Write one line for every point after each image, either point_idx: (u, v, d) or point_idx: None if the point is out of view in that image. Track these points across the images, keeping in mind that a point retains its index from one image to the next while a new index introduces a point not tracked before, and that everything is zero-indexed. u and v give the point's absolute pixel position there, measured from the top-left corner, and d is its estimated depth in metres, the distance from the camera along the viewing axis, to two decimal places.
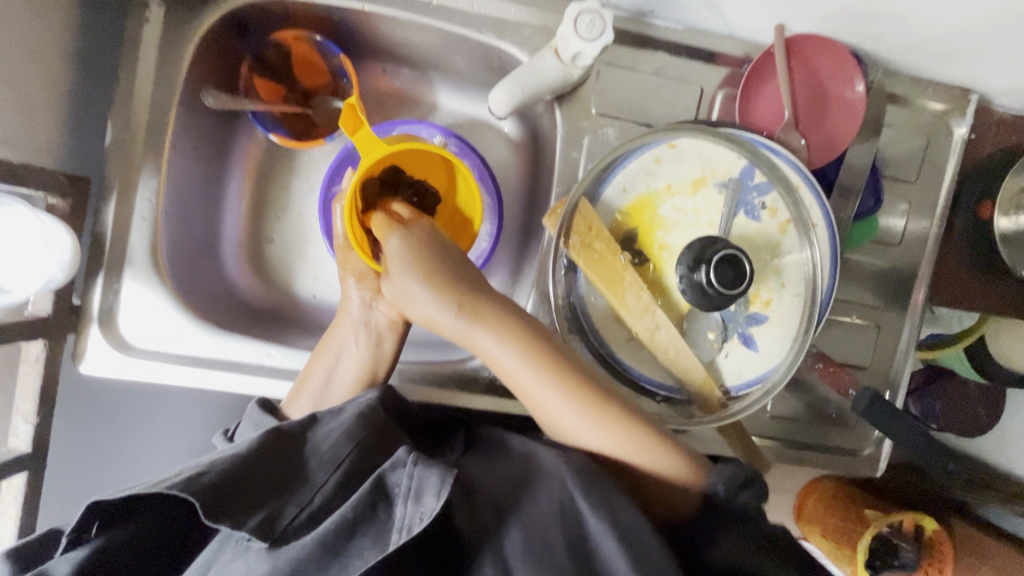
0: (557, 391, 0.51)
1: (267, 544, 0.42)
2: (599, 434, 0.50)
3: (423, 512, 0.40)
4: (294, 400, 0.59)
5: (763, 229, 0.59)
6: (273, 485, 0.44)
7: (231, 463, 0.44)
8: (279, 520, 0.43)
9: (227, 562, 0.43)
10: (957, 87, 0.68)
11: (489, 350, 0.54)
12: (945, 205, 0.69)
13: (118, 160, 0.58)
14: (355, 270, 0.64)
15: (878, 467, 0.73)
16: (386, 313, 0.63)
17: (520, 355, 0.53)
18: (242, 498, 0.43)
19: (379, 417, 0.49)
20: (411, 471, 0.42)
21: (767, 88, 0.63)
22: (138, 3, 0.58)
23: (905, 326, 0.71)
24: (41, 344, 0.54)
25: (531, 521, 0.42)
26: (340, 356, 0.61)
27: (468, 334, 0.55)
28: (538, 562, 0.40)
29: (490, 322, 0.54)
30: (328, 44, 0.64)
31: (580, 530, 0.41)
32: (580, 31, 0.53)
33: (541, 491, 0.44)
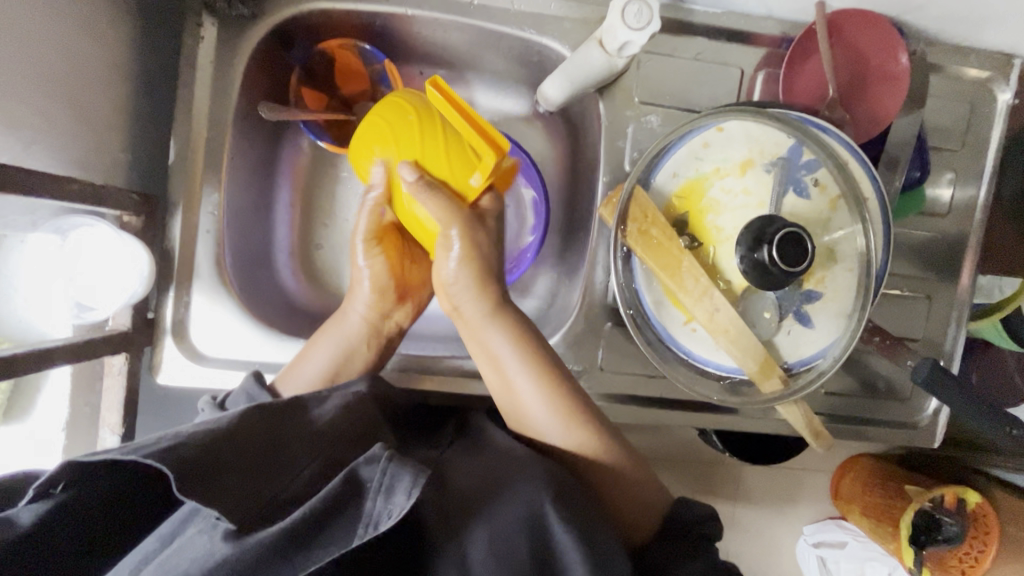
0: (548, 406, 0.55)
1: (235, 528, 0.40)
2: (575, 450, 0.55)
3: (393, 510, 0.39)
4: (288, 382, 0.59)
5: (814, 207, 0.59)
6: (252, 467, 0.42)
7: (209, 437, 0.42)
8: (258, 500, 0.41)
9: (187, 540, 0.40)
10: (998, 53, 0.68)
11: (498, 361, 0.57)
12: (990, 172, 0.69)
13: (181, 177, 0.60)
14: (378, 277, 0.63)
15: (935, 437, 0.73)
16: (398, 323, 0.65)
17: (528, 372, 0.56)
18: (215, 476, 0.40)
19: (359, 412, 0.51)
20: (386, 467, 0.41)
21: (810, 66, 0.64)
22: (192, 22, 0.59)
23: (954, 295, 0.71)
24: (123, 357, 0.57)
25: (497, 526, 0.44)
26: (348, 357, 0.61)
27: (484, 330, 0.58)
28: (498, 558, 0.42)
29: (503, 326, 0.58)
30: (374, 51, 0.66)
31: (545, 538, 0.44)
32: (629, 22, 0.54)
33: (518, 496, 0.46)
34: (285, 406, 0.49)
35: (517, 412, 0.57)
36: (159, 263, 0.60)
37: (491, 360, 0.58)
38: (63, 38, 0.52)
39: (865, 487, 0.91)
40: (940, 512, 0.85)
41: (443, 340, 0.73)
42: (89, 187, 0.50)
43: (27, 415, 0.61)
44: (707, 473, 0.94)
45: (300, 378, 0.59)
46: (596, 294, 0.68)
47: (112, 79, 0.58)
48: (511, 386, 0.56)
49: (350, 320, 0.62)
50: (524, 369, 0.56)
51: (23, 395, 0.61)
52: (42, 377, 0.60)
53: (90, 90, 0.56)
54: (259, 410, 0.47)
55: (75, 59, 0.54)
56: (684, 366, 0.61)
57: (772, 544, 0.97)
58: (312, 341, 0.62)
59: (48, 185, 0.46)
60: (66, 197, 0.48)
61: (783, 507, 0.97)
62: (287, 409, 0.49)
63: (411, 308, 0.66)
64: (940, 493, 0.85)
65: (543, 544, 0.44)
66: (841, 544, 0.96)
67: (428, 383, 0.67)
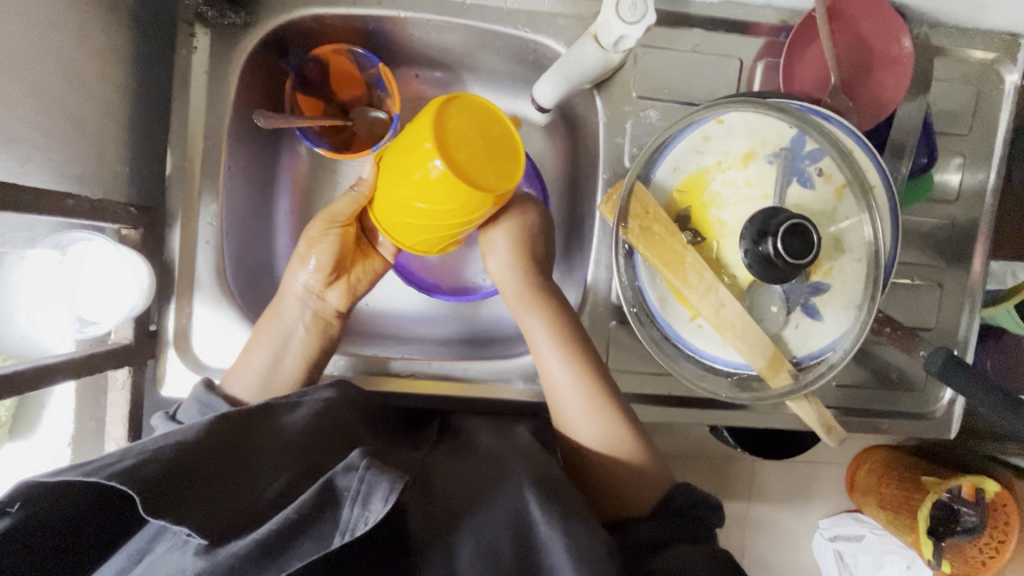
0: (577, 385, 0.59)
1: (207, 542, 0.39)
2: (595, 428, 0.59)
3: (369, 517, 0.39)
4: (236, 381, 0.58)
5: (819, 197, 0.58)
6: (220, 481, 0.42)
7: (178, 451, 0.42)
8: (230, 512, 0.41)
9: (160, 558, 0.40)
10: (1005, 33, 0.66)
11: (535, 343, 0.61)
12: (999, 155, 0.68)
13: (179, 189, 0.60)
14: (316, 253, 0.62)
15: (950, 427, 0.72)
16: (332, 302, 0.63)
17: (562, 353, 0.60)
18: (188, 493, 0.40)
19: (329, 417, 0.52)
20: (363, 475, 0.40)
21: (811, 53, 0.62)
22: (185, 33, 0.59)
23: (966, 282, 0.70)
24: (126, 371, 0.57)
25: (481, 528, 0.44)
26: (288, 342, 0.60)
27: (523, 315, 0.63)
28: (484, 567, 0.42)
29: (544, 315, 0.62)
30: (367, 55, 0.64)
31: (529, 539, 0.44)
32: (623, 14, 0.53)
33: (501, 499, 0.47)
34: (255, 413, 0.49)
35: (552, 396, 0.61)
36: (160, 275, 0.60)
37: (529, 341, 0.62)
38: (56, 54, 0.52)
39: (881, 481, 0.90)
40: (956, 502, 0.85)
41: (445, 342, 0.73)
42: (87, 202, 0.50)
43: (32, 431, 0.61)
44: (717, 469, 0.92)
45: (245, 376, 0.59)
46: (599, 292, 0.68)
47: (107, 94, 0.58)
48: (548, 376, 0.61)
49: (287, 301, 0.61)
50: (564, 363, 0.60)
51: (28, 412, 0.61)
52: (47, 393, 0.61)
53: (85, 105, 0.56)
54: (227, 418, 0.47)
55: (69, 74, 0.54)
56: (691, 363, 0.60)
57: (787, 539, 0.96)
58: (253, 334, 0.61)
59: (45, 202, 0.46)
60: (62, 213, 0.48)
61: (796, 502, 0.96)
62: (257, 417, 0.48)
63: (347, 285, 0.64)
64: (958, 484, 0.84)
65: (530, 542, 0.44)
66: (858, 537, 0.94)
67: (432, 386, 0.66)
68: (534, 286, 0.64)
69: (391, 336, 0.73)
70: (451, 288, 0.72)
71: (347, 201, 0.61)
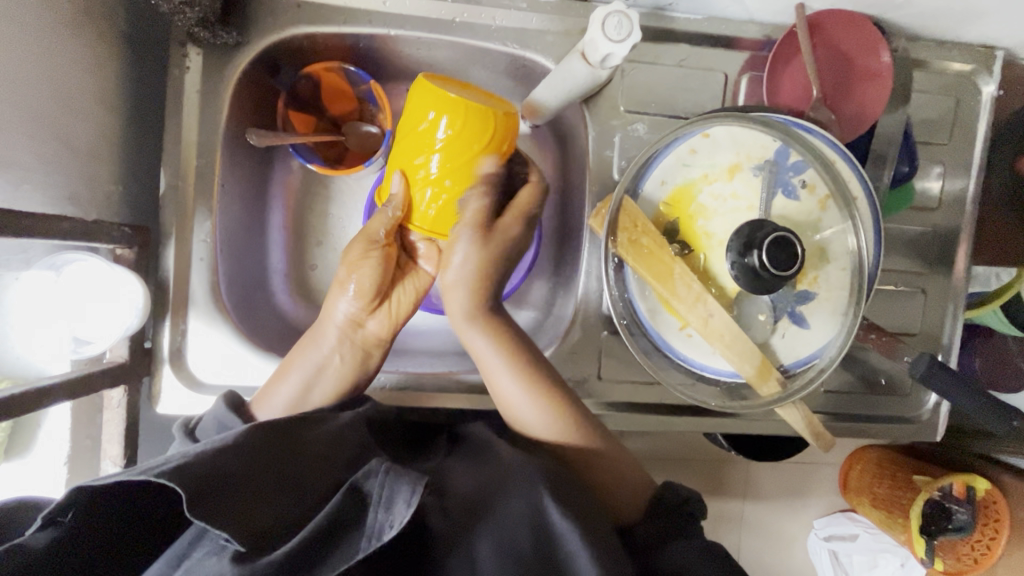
0: (524, 391, 0.59)
1: (242, 548, 0.39)
2: (545, 426, 0.58)
3: (394, 520, 0.39)
4: (265, 404, 0.57)
5: (803, 207, 0.59)
6: (260, 485, 0.42)
7: (217, 454, 0.43)
8: (260, 522, 0.40)
9: (197, 561, 0.39)
10: (981, 46, 0.68)
11: (465, 333, 0.62)
12: (978, 164, 0.70)
13: (173, 207, 0.60)
14: (355, 263, 0.60)
15: (937, 429, 0.74)
16: (374, 330, 0.61)
17: (500, 355, 0.60)
18: (228, 496, 0.40)
19: (351, 431, 0.51)
20: (384, 480, 0.41)
21: (793, 67, 0.64)
22: (177, 53, 0.59)
23: (950, 288, 0.72)
24: (121, 389, 0.58)
25: (503, 527, 0.45)
26: (321, 371, 0.59)
27: (466, 332, 0.62)
28: (502, 562, 0.43)
29: (484, 327, 0.61)
30: (358, 72, 0.65)
31: (546, 531, 0.44)
32: (609, 33, 0.54)
33: (516, 493, 0.47)
34: (286, 425, 0.49)
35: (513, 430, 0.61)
36: (155, 293, 0.61)
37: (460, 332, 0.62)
38: (49, 78, 0.53)
39: (876, 479, 0.91)
40: (949, 501, 0.86)
41: (441, 354, 0.73)
42: (80, 224, 0.50)
43: (27, 452, 0.61)
44: (711, 474, 0.93)
45: (278, 404, 0.57)
46: (591, 303, 0.69)
47: (99, 115, 0.59)
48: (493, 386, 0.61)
49: (324, 329, 0.60)
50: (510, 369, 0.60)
51: (23, 432, 0.61)
52: (42, 413, 0.61)
53: (77, 127, 0.57)
54: (263, 427, 0.47)
55: (62, 96, 0.54)
56: (682, 372, 0.61)
57: (781, 540, 0.97)
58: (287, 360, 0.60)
59: (40, 225, 0.46)
60: (57, 235, 0.48)
61: (789, 503, 0.97)
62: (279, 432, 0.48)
63: (389, 315, 0.62)
64: (949, 483, 0.85)
65: (545, 538, 0.44)
66: (853, 536, 0.95)
67: (429, 397, 0.67)
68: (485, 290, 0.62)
69: (386, 350, 0.73)
70: None
71: (384, 223, 0.59)
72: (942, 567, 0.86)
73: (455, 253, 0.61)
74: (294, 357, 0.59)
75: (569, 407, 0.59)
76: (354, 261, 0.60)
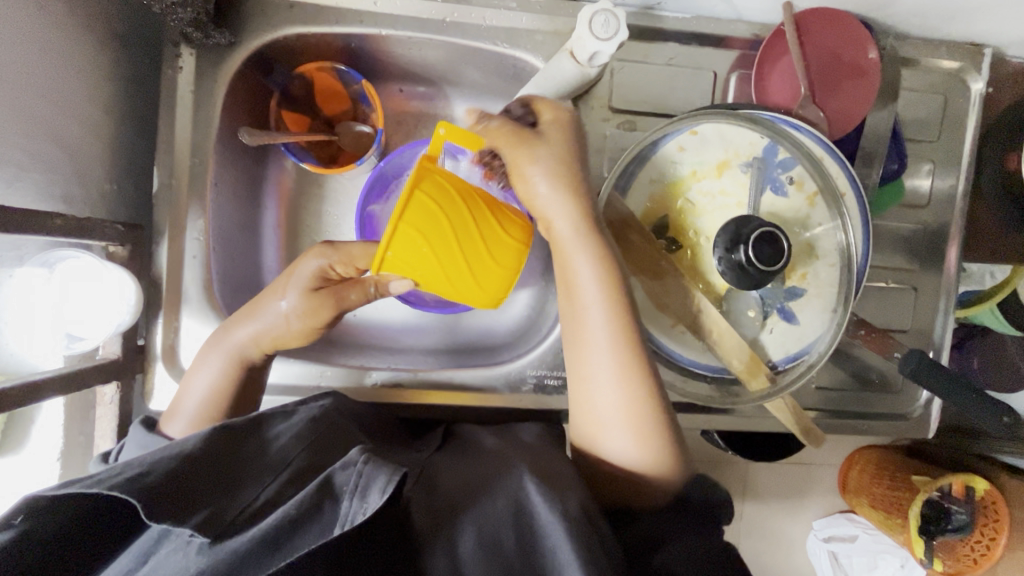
0: (625, 394, 0.53)
1: (209, 539, 0.39)
2: (634, 442, 0.53)
3: (367, 508, 0.39)
4: (176, 420, 0.57)
5: (791, 204, 0.59)
6: (217, 483, 0.43)
7: (177, 460, 0.43)
8: (227, 513, 0.41)
9: (163, 559, 0.40)
10: (969, 43, 0.69)
11: (579, 283, 0.54)
12: (969, 161, 0.70)
13: (166, 205, 0.61)
14: (316, 318, 0.58)
15: (929, 427, 0.74)
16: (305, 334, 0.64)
17: (611, 331, 0.54)
18: (186, 498, 0.41)
19: (327, 419, 0.53)
20: (361, 469, 0.42)
21: (781, 65, 0.64)
22: (171, 53, 0.60)
23: (942, 285, 0.72)
24: (114, 385, 0.58)
25: (483, 517, 0.45)
26: (240, 373, 0.59)
27: (570, 257, 0.55)
28: (485, 559, 0.43)
29: (595, 258, 0.54)
30: (350, 72, 0.66)
31: (529, 526, 0.45)
32: (596, 32, 0.55)
33: (501, 491, 0.47)
34: (247, 424, 0.49)
35: (581, 380, 0.55)
36: (148, 290, 0.61)
37: (569, 277, 0.55)
38: (43, 77, 0.53)
39: (875, 479, 0.91)
40: (948, 501, 0.85)
41: (434, 353, 0.74)
42: (74, 221, 0.51)
43: (21, 447, 0.62)
44: (707, 474, 0.93)
45: (187, 415, 0.57)
46: None
47: (94, 114, 0.60)
48: (581, 324, 0.55)
49: (236, 337, 0.58)
50: (607, 314, 0.54)
51: (17, 428, 0.62)
52: (36, 409, 0.62)
53: (72, 126, 0.57)
54: (225, 427, 0.47)
55: (57, 96, 0.55)
56: (671, 368, 0.62)
57: (777, 539, 0.97)
58: (196, 362, 0.59)
59: (33, 222, 0.47)
60: (49, 231, 0.49)
61: (785, 502, 0.97)
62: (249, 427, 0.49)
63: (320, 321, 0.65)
64: (948, 483, 0.84)
65: (529, 531, 0.45)
66: (852, 537, 0.95)
67: (421, 394, 0.67)
68: (588, 221, 0.54)
69: (379, 348, 0.74)
70: (436, 299, 0.72)
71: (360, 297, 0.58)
72: (942, 568, 0.85)
73: (541, 181, 0.55)
74: (200, 370, 0.58)
75: (664, 430, 0.54)
76: (314, 308, 0.58)
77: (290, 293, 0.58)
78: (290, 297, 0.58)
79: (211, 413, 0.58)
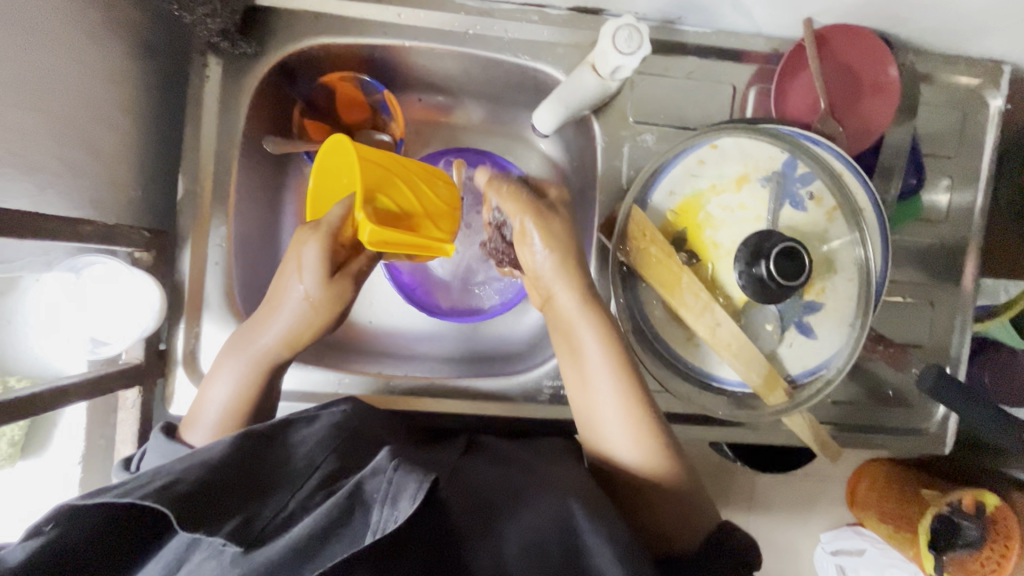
0: (623, 401, 0.54)
1: (242, 549, 0.40)
2: (633, 441, 0.53)
3: (397, 516, 0.40)
4: (196, 424, 0.56)
5: (811, 219, 0.59)
6: (247, 492, 0.43)
7: (205, 469, 0.43)
8: (258, 525, 0.41)
9: (197, 566, 0.40)
10: (988, 60, 0.69)
11: (583, 353, 0.56)
12: (986, 177, 0.70)
13: (190, 211, 0.62)
14: (334, 296, 0.57)
15: (945, 444, 0.73)
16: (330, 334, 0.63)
17: (615, 377, 0.54)
18: (216, 509, 0.41)
19: (351, 423, 0.54)
20: (391, 477, 0.42)
21: (800, 80, 0.65)
22: (198, 62, 0.61)
23: (959, 301, 0.71)
24: (136, 390, 0.59)
25: (526, 527, 0.45)
26: (262, 381, 0.58)
27: (575, 322, 0.57)
28: (529, 565, 0.43)
29: (593, 320, 0.56)
30: (373, 82, 0.68)
31: (575, 539, 0.44)
32: (619, 47, 0.55)
33: (540, 505, 0.47)
34: (274, 432, 0.49)
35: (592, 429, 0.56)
36: (170, 296, 0.62)
37: (574, 349, 0.57)
38: (74, 86, 0.54)
39: (884, 493, 0.91)
40: (957, 515, 0.83)
41: (450, 361, 0.74)
42: (101, 227, 0.52)
43: (41, 450, 0.62)
44: (719, 486, 0.93)
45: (207, 425, 0.56)
46: None
47: (123, 122, 0.61)
48: (587, 378, 0.56)
49: (259, 344, 0.57)
50: (609, 368, 0.55)
51: (38, 430, 0.63)
52: (57, 412, 0.62)
53: (100, 133, 0.58)
54: (247, 437, 0.48)
55: (87, 104, 0.56)
56: (691, 382, 0.61)
57: (788, 553, 0.96)
58: (214, 371, 0.58)
59: (63, 228, 0.48)
60: (79, 237, 0.49)
61: (796, 517, 0.96)
62: (275, 433, 0.49)
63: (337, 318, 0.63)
64: (957, 496, 0.83)
65: (575, 544, 0.44)
66: (859, 551, 0.93)
67: (438, 404, 0.67)
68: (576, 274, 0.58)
69: (396, 355, 0.74)
70: (450, 306, 0.74)
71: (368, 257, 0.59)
72: None
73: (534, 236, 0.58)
74: (222, 373, 0.57)
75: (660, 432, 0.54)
76: (332, 283, 0.56)
77: (309, 278, 0.56)
78: (309, 283, 0.56)
79: (229, 423, 0.56)
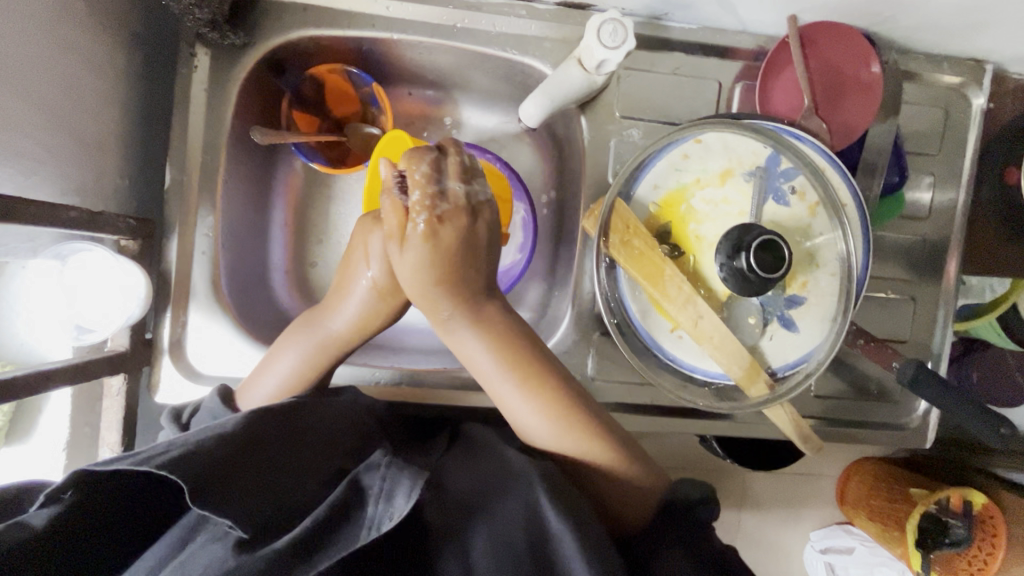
0: (537, 411, 0.55)
1: (246, 535, 0.40)
2: (559, 442, 0.55)
3: (395, 513, 0.42)
4: (259, 386, 0.58)
5: (793, 213, 0.60)
6: (255, 473, 0.43)
7: (217, 445, 0.43)
8: (264, 513, 0.42)
9: (200, 546, 0.40)
10: (971, 59, 0.70)
11: (483, 370, 0.57)
12: (968, 175, 0.71)
13: (177, 200, 0.62)
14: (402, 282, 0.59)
15: (926, 438, 0.74)
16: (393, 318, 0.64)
17: (524, 390, 0.56)
18: (226, 487, 0.41)
19: (355, 420, 0.54)
20: (385, 473, 0.44)
21: (785, 77, 0.65)
22: (186, 52, 0.61)
23: (941, 297, 0.72)
24: (121, 378, 0.59)
25: (498, 524, 0.45)
26: (324, 360, 0.60)
27: (461, 339, 0.58)
28: (497, 561, 0.43)
29: (480, 331, 0.57)
30: (361, 75, 0.67)
31: (545, 533, 0.44)
32: (604, 40, 0.56)
33: (512, 493, 0.47)
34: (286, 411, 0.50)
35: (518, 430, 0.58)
36: (157, 285, 0.62)
37: (473, 364, 0.58)
38: (62, 74, 0.54)
39: (871, 491, 0.90)
40: (945, 515, 0.84)
41: (438, 353, 0.75)
42: (86, 214, 0.52)
43: (28, 436, 0.63)
44: (705, 481, 0.93)
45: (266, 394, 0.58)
46: (585, 304, 0.70)
47: (110, 111, 0.61)
48: (495, 389, 0.57)
49: (326, 326, 0.59)
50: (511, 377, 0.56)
51: (24, 417, 0.63)
52: (43, 399, 0.63)
53: (87, 121, 0.58)
54: (264, 416, 0.48)
55: (74, 92, 0.56)
56: (674, 374, 0.62)
57: (774, 549, 0.97)
58: (279, 347, 0.59)
59: (49, 214, 0.48)
60: (64, 224, 0.49)
61: (783, 513, 0.97)
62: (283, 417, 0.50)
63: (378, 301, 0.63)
64: (945, 496, 0.83)
65: (545, 539, 0.44)
66: (850, 549, 0.96)
67: (424, 395, 0.68)
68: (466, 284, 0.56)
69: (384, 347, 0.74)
70: None
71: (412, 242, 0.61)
72: None
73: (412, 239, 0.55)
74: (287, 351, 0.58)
75: (591, 424, 0.56)
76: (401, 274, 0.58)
77: (377, 266, 0.57)
78: (377, 271, 0.57)
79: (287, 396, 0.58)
